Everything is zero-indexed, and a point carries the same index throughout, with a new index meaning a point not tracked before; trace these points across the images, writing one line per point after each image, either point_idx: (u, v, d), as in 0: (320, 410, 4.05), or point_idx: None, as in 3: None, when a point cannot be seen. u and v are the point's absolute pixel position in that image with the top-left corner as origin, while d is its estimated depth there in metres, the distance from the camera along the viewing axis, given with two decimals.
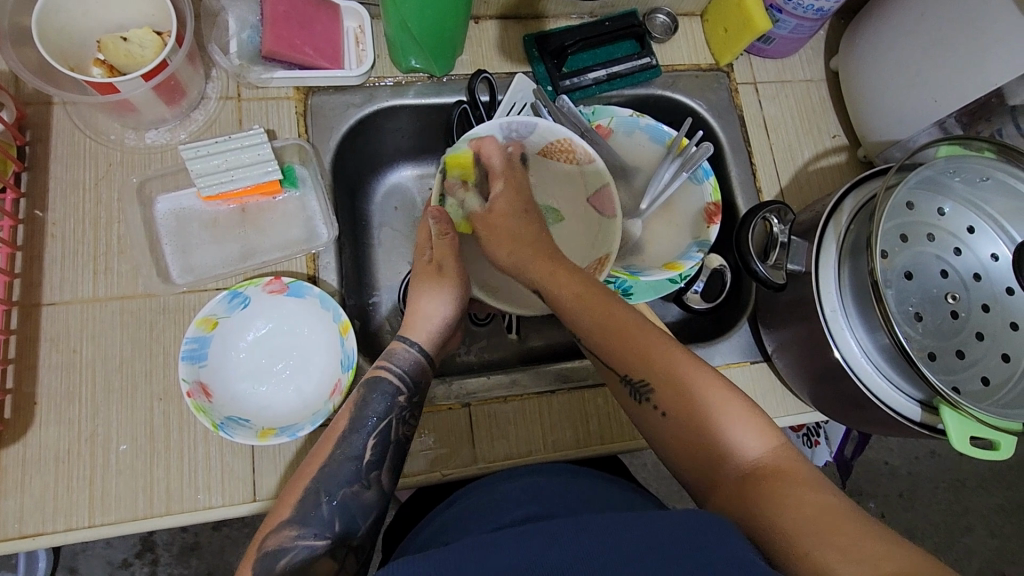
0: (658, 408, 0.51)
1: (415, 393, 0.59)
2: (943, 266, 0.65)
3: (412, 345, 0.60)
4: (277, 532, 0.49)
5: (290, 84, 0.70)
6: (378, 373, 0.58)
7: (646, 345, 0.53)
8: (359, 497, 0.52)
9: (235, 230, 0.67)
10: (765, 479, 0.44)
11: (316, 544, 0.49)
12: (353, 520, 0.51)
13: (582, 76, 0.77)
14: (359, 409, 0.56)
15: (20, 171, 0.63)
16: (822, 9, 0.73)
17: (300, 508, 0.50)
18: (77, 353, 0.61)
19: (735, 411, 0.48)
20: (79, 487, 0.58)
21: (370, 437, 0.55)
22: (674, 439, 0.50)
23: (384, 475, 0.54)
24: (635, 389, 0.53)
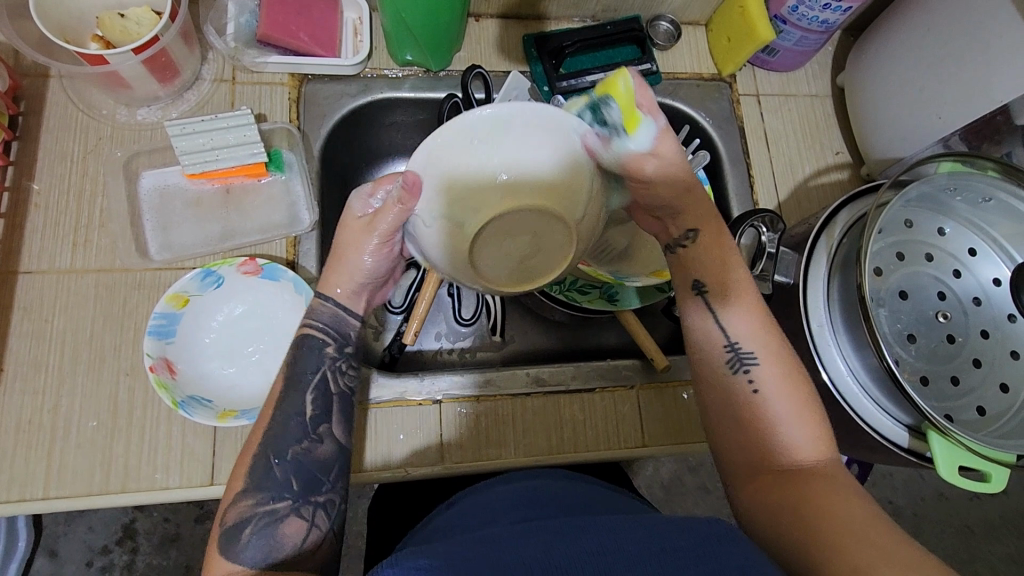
0: (752, 382, 0.51)
1: (348, 342, 0.56)
2: (941, 288, 0.62)
3: (328, 300, 0.55)
4: (235, 503, 0.48)
5: (285, 70, 0.70)
6: (304, 332, 0.55)
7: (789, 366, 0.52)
8: (313, 453, 0.51)
9: (218, 210, 0.67)
10: (808, 483, 0.46)
11: (277, 506, 0.48)
12: (314, 477, 0.51)
13: (580, 78, 0.76)
14: (292, 366, 0.54)
15: (11, 140, 0.64)
16: (827, 21, 0.72)
17: (252, 477, 0.49)
18: (49, 322, 0.60)
19: (806, 413, 0.50)
20: (37, 458, 0.57)
21: (308, 393, 0.53)
22: (749, 416, 0.51)
23: (335, 427, 0.53)
24: (736, 357, 0.52)
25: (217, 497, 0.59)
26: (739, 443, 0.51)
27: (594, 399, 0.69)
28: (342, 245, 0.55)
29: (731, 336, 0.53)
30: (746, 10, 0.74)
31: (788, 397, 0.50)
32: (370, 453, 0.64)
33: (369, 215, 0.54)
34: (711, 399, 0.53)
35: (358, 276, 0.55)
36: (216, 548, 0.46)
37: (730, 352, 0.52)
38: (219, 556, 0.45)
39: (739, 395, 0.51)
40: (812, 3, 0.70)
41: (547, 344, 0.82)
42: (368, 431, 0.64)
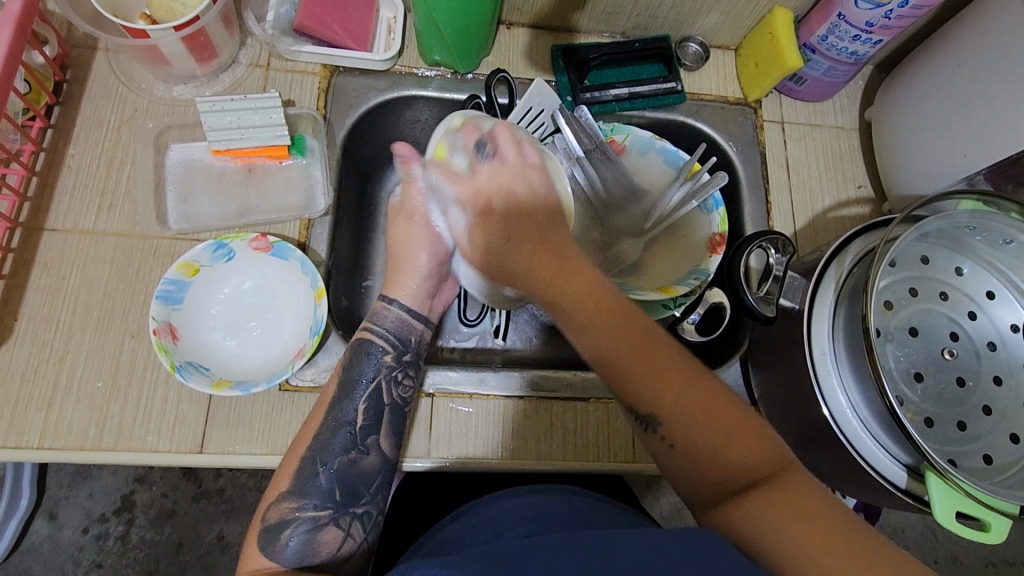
0: (665, 438, 0.49)
1: (407, 350, 0.60)
2: (955, 329, 0.60)
3: (393, 303, 0.61)
4: (278, 503, 0.51)
5: (317, 61, 0.72)
6: (364, 335, 0.59)
7: (664, 370, 0.49)
8: (357, 464, 0.54)
9: (238, 188, 0.69)
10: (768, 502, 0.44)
11: (318, 514, 0.51)
12: (354, 487, 0.53)
13: (604, 91, 0.77)
14: (348, 371, 0.58)
15: (53, 105, 0.67)
16: (857, 53, 0.72)
17: (297, 479, 0.52)
18: (66, 279, 0.63)
19: (732, 433, 0.47)
20: (37, 408, 0.59)
21: (360, 400, 0.57)
22: (686, 465, 0.48)
23: (382, 440, 0.56)
24: (640, 418, 0.50)
25: (203, 465, 0.60)
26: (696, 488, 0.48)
27: (589, 410, 0.68)
28: (399, 244, 0.62)
29: (629, 402, 0.50)
30: (775, 36, 0.74)
31: (703, 427, 0.48)
32: None
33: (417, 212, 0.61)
34: (658, 462, 0.51)
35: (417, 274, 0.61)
36: (257, 547, 0.49)
37: (633, 417, 0.50)
38: (258, 552, 0.49)
39: (662, 453, 0.49)
40: (842, 34, 0.69)
41: (550, 353, 0.82)
42: None
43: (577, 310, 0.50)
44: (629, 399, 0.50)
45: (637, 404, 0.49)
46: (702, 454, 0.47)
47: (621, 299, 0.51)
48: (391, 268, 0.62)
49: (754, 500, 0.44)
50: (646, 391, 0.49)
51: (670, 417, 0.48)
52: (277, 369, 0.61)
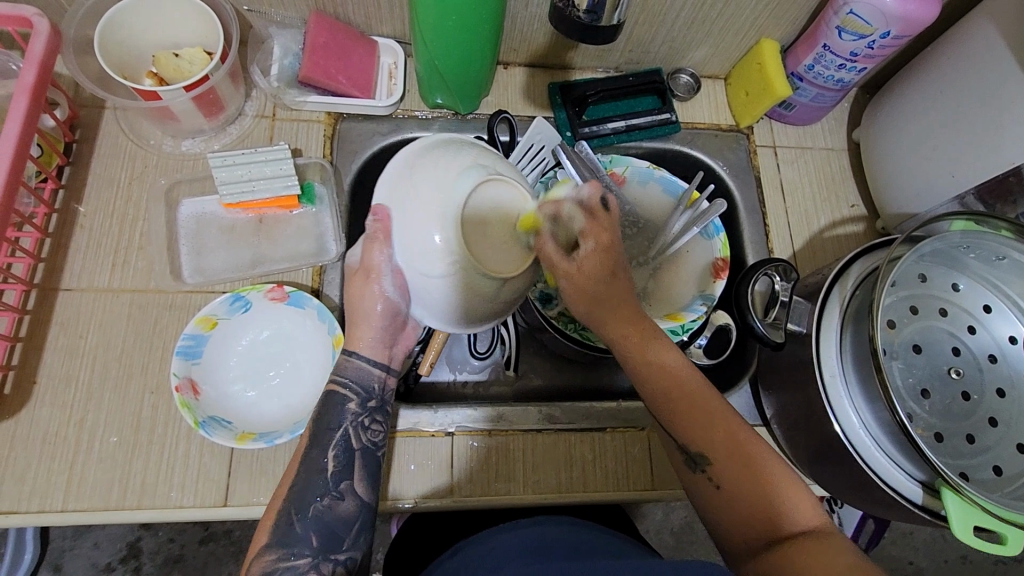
0: (712, 480, 0.50)
1: (371, 397, 0.59)
2: (956, 344, 0.63)
3: (356, 355, 0.58)
4: (260, 556, 0.51)
5: (322, 109, 0.74)
6: (331, 388, 0.57)
7: (700, 403, 0.52)
8: (334, 510, 0.54)
9: (250, 239, 0.70)
10: (800, 548, 0.44)
11: (299, 564, 0.51)
12: (334, 533, 0.53)
13: (602, 125, 0.79)
14: (316, 424, 0.56)
15: (64, 165, 0.68)
16: (842, 80, 0.75)
17: (276, 532, 0.51)
18: (83, 338, 0.63)
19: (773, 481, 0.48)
20: (59, 470, 0.59)
21: (330, 450, 0.56)
22: (728, 512, 0.49)
23: (356, 485, 0.55)
24: (690, 457, 0.52)
25: (228, 518, 0.60)
26: (729, 536, 0.49)
27: (606, 439, 0.69)
28: (356, 301, 0.56)
29: (678, 435, 0.52)
30: (764, 66, 0.77)
31: (731, 465, 0.49)
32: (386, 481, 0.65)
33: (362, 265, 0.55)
34: (703, 508, 0.52)
35: (375, 323, 0.57)
36: None
37: (683, 456, 0.52)
38: None
39: (711, 496, 0.50)
40: (828, 63, 0.72)
41: (561, 382, 0.83)
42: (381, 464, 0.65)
43: (630, 341, 0.54)
44: (682, 440, 0.52)
45: (692, 444, 0.51)
46: (739, 499, 0.49)
47: (660, 333, 0.55)
48: (350, 323, 0.57)
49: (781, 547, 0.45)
50: (700, 432, 0.51)
51: (724, 451, 0.50)
52: (300, 418, 0.61)
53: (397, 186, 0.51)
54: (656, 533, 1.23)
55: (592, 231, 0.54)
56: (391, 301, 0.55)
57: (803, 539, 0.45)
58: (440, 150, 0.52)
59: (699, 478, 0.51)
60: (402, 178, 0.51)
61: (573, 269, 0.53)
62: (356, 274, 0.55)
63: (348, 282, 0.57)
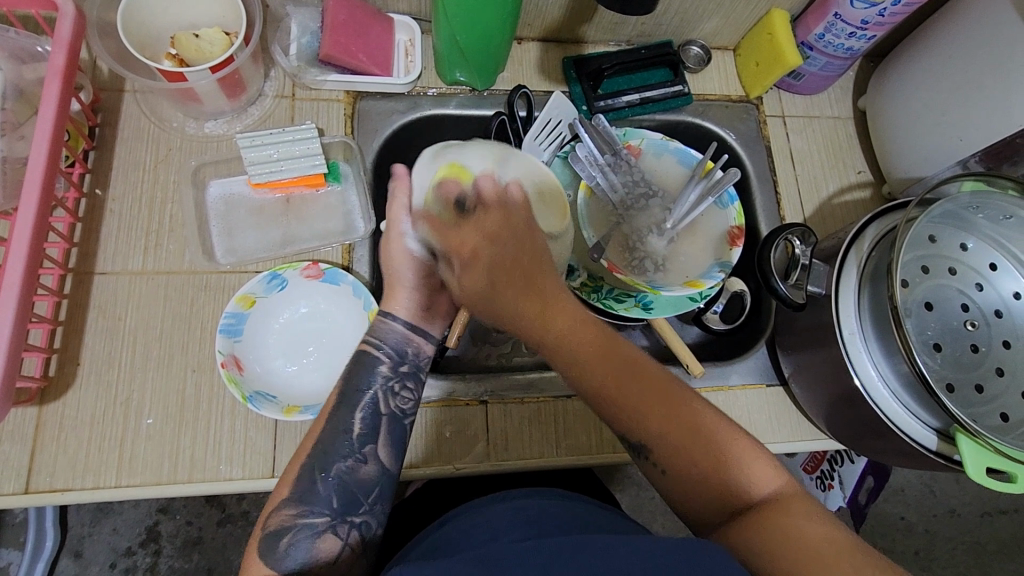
0: (657, 463, 0.51)
1: (405, 361, 0.58)
2: (965, 301, 0.66)
3: (393, 317, 0.58)
4: (278, 511, 0.50)
5: (342, 88, 0.74)
6: (364, 349, 0.57)
7: (609, 374, 0.50)
8: (356, 472, 0.53)
9: (279, 218, 0.71)
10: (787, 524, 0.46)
11: (317, 522, 0.50)
12: (353, 497, 0.52)
13: (616, 98, 0.81)
14: (347, 384, 0.56)
15: (89, 149, 0.68)
16: (852, 49, 0.76)
17: (297, 487, 0.51)
18: (121, 320, 0.64)
19: (739, 446, 0.50)
20: (109, 448, 0.60)
21: (359, 410, 0.55)
22: (681, 485, 0.50)
23: (380, 449, 0.54)
24: (632, 446, 0.52)
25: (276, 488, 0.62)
26: (685, 509, 0.51)
27: None
28: (394, 268, 0.58)
29: (619, 426, 0.51)
30: (775, 36, 0.79)
31: (693, 441, 0.50)
32: (421, 450, 0.67)
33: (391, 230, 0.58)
34: (653, 487, 0.53)
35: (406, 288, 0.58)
36: (257, 553, 0.48)
37: (626, 443, 0.52)
38: (258, 559, 0.48)
39: (656, 478, 0.51)
40: (839, 32, 0.74)
41: None
42: (416, 435, 0.67)
43: (558, 318, 0.49)
44: (609, 417, 0.51)
45: (632, 434, 0.51)
46: (697, 475, 0.50)
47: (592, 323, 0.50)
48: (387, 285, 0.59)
49: (745, 516, 0.47)
50: (639, 412, 0.50)
51: (665, 443, 0.50)
52: None
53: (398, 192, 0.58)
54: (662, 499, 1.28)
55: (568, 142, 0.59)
56: (419, 261, 0.57)
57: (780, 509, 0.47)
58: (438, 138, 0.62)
59: (644, 464, 0.52)
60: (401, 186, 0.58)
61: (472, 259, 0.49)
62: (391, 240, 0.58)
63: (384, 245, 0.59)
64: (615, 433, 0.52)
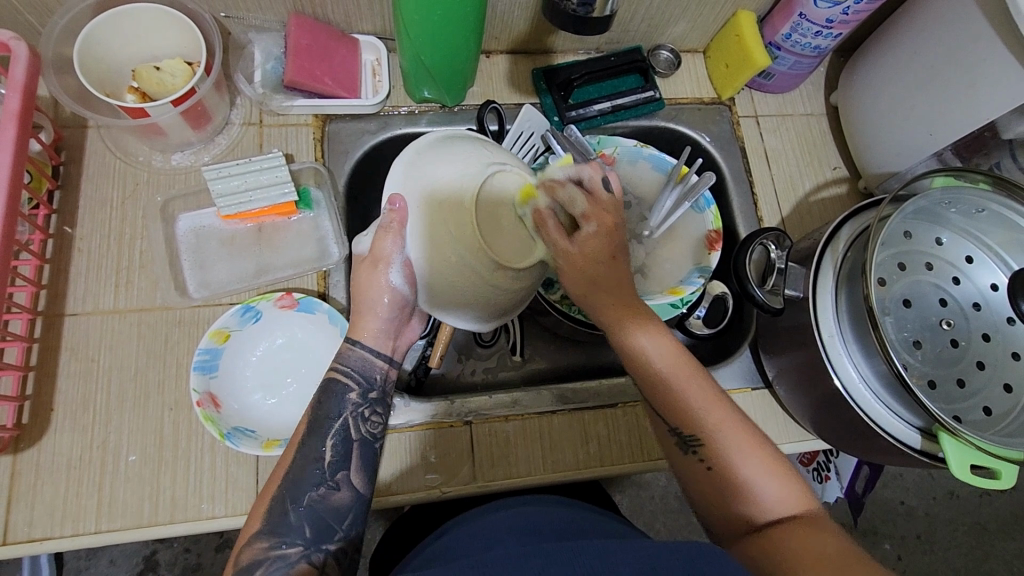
0: (704, 462, 0.53)
1: (373, 388, 0.58)
2: (943, 295, 0.66)
3: (358, 344, 0.58)
4: (250, 545, 0.48)
5: (309, 112, 0.74)
6: (330, 375, 0.57)
7: (682, 381, 0.55)
8: (329, 500, 0.52)
9: (251, 248, 0.70)
10: (788, 534, 0.47)
11: (290, 553, 0.48)
12: (327, 525, 0.51)
13: (588, 107, 0.80)
14: (316, 412, 0.55)
15: (54, 189, 0.67)
16: (819, 47, 0.76)
17: (268, 519, 0.49)
18: (95, 361, 0.63)
19: (748, 449, 0.52)
20: (88, 493, 0.59)
21: (329, 438, 0.54)
22: (711, 490, 0.52)
23: (352, 475, 0.54)
24: (683, 439, 0.54)
25: None
26: (709, 510, 0.53)
27: (618, 415, 0.71)
28: (365, 291, 0.57)
29: (671, 418, 0.55)
30: (742, 37, 0.79)
31: (736, 442, 0.53)
32: (406, 476, 0.66)
33: (370, 253, 0.57)
34: (687, 483, 0.54)
35: (380, 312, 0.58)
36: None
37: (676, 437, 0.55)
38: None
39: (696, 474, 0.53)
40: (805, 31, 0.74)
41: (563, 362, 0.85)
42: (401, 460, 0.67)
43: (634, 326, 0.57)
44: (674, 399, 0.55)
45: (686, 427, 0.54)
46: (731, 475, 0.52)
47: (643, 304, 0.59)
48: (356, 313, 0.58)
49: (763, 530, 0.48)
50: (693, 410, 0.54)
51: (711, 443, 0.53)
52: None
53: (410, 174, 0.56)
54: (662, 499, 1.28)
55: (593, 215, 0.57)
56: (399, 292, 0.57)
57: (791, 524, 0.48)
58: (462, 138, 0.58)
59: (689, 461, 0.54)
60: (417, 165, 0.55)
61: (573, 250, 0.56)
62: (367, 262, 0.57)
63: (357, 269, 0.58)
64: (663, 423, 0.56)
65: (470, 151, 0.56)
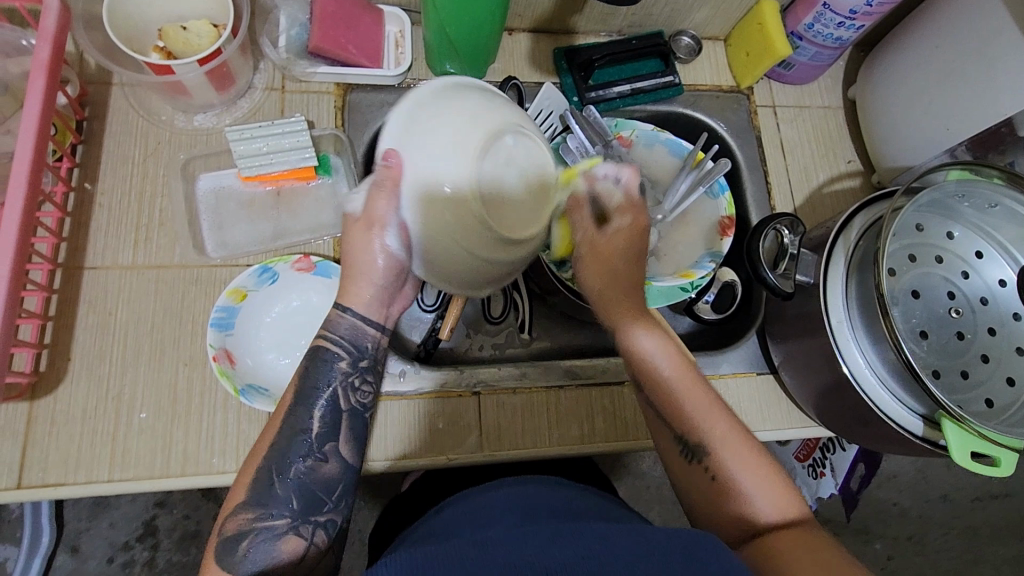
0: (709, 471, 0.53)
1: (363, 356, 0.57)
2: (951, 289, 0.66)
3: (348, 310, 0.57)
4: (235, 515, 0.49)
5: (332, 80, 0.74)
6: (320, 343, 0.56)
7: (685, 387, 0.56)
8: (317, 472, 0.52)
9: (269, 211, 0.71)
10: (783, 538, 0.48)
11: (276, 524, 0.49)
12: (314, 496, 0.51)
13: (608, 89, 0.80)
14: (303, 381, 0.55)
15: (76, 143, 0.68)
16: (841, 38, 0.77)
17: (254, 490, 0.50)
18: (112, 314, 0.64)
19: (752, 465, 0.53)
20: (102, 442, 0.60)
21: (317, 408, 0.54)
22: (712, 497, 0.53)
23: (341, 446, 0.54)
24: (688, 448, 0.54)
25: None
26: (705, 515, 0.53)
27: (624, 393, 0.72)
28: (359, 256, 0.55)
29: (677, 425, 0.55)
30: (764, 26, 0.79)
31: (738, 458, 0.53)
32: (414, 442, 0.67)
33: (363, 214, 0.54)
34: (689, 491, 0.54)
35: (373, 275, 0.56)
36: (213, 560, 0.47)
37: (681, 445, 0.55)
38: (215, 564, 0.47)
39: (702, 482, 0.53)
40: (827, 22, 0.75)
41: (571, 342, 0.86)
42: (409, 426, 0.68)
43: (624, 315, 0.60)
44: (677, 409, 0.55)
45: (693, 434, 0.54)
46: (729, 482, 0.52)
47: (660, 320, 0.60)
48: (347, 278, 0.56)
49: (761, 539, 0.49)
50: (697, 415, 0.55)
51: (717, 451, 0.53)
52: None
53: (408, 131, 0.52)
54: (658, 488, 1.29)
55: (627, 209, 0.60)
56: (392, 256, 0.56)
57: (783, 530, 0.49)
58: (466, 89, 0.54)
59: (692, 469, 0.54)
60: (412, 128, 0.51)
61: (602, 240, 0.60)
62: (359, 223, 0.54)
63: (347, 231, 0.56)
64: (671, 434, 0.55)
65: (476, 109, 0.52)
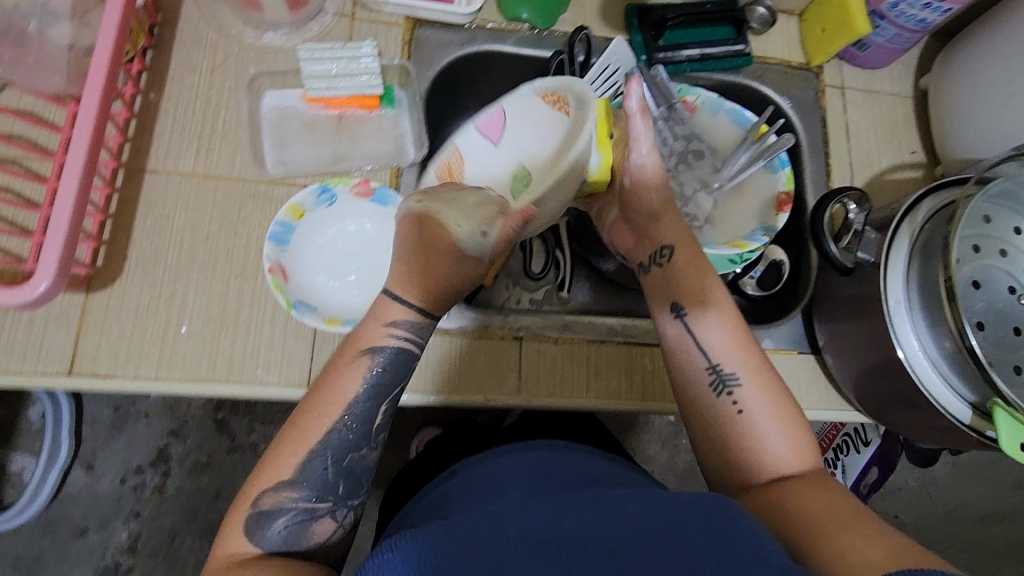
0: (736, 405, 0.55)
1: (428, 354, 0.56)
2: (1012, 283, 0.65)
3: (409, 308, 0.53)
4: (275, 492, 0.49)
5: (403, 12, 0.73)
6: (386, 340, 0.53)
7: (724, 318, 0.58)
8: (361, 461, 0.52)
9: (331, 136, 0.71)
10: (797, 486, 0.50)
11: (316, 507, 0.50)
12: (354, 481, 0.52)
13: (677, 51, 0.79)
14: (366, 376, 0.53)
15: (147, 47, 0.67)
16: (924, 21, 0.74)
17: (300, 471, 0.50)
18: (170, 218, 0.64)
19: (780, 416, 0.55)
20: (151, 340, 0.61)
21: (377, 402, 0.53)
22: (734, 436, 0.55)
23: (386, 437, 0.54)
24: (718, 379, 0.56)
25: None
26: (722, 457, 0.55)
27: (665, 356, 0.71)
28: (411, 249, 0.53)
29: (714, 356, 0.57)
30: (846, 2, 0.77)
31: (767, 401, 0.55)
32: (453, 379, 0.67)
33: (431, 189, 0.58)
34: (711, 429, 0.56)
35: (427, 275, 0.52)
36: (247, 531, 0.48)
37: (712, 375, 0.56)
38: (246, 538, 0.48)
39: (727, 417, 0.55)
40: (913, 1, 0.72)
41: (612, 304, 0.86)
42: (450, 362, 0.68)
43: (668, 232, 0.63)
44: (718, 359, 0.56)
45: (725, 366, 0.56)
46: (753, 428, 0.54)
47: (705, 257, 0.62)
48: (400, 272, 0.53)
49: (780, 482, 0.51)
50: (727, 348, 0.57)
51: (749, 388, 0.55)
52: None
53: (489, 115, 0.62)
54: (668, 469, 1.29)
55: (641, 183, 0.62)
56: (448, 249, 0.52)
57: (797, 476, 0.51)
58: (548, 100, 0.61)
59: (721, 404, 0.56)
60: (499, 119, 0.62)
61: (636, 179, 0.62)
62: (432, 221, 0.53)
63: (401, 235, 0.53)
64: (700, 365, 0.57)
65: (542, 129, 0.61)
